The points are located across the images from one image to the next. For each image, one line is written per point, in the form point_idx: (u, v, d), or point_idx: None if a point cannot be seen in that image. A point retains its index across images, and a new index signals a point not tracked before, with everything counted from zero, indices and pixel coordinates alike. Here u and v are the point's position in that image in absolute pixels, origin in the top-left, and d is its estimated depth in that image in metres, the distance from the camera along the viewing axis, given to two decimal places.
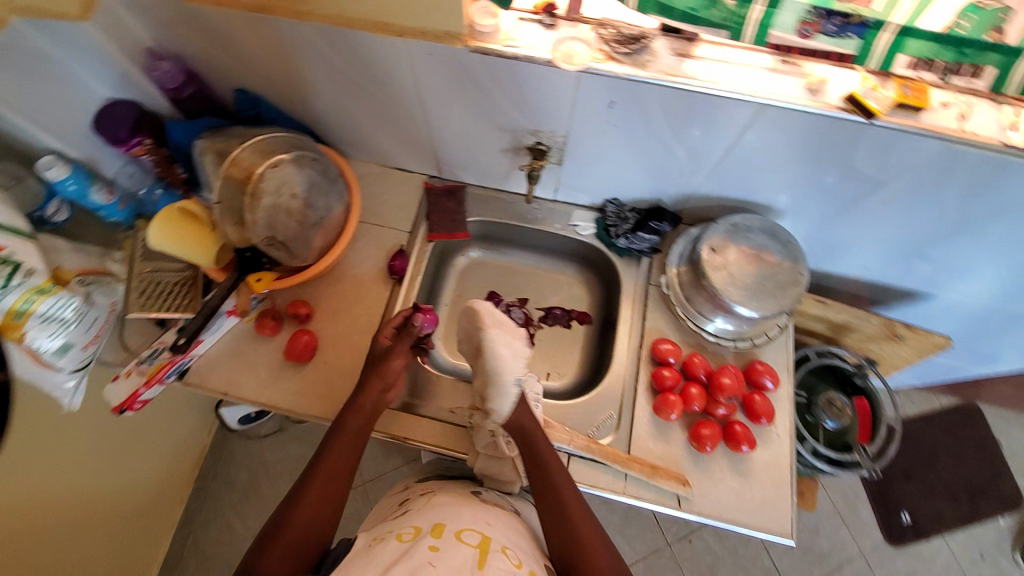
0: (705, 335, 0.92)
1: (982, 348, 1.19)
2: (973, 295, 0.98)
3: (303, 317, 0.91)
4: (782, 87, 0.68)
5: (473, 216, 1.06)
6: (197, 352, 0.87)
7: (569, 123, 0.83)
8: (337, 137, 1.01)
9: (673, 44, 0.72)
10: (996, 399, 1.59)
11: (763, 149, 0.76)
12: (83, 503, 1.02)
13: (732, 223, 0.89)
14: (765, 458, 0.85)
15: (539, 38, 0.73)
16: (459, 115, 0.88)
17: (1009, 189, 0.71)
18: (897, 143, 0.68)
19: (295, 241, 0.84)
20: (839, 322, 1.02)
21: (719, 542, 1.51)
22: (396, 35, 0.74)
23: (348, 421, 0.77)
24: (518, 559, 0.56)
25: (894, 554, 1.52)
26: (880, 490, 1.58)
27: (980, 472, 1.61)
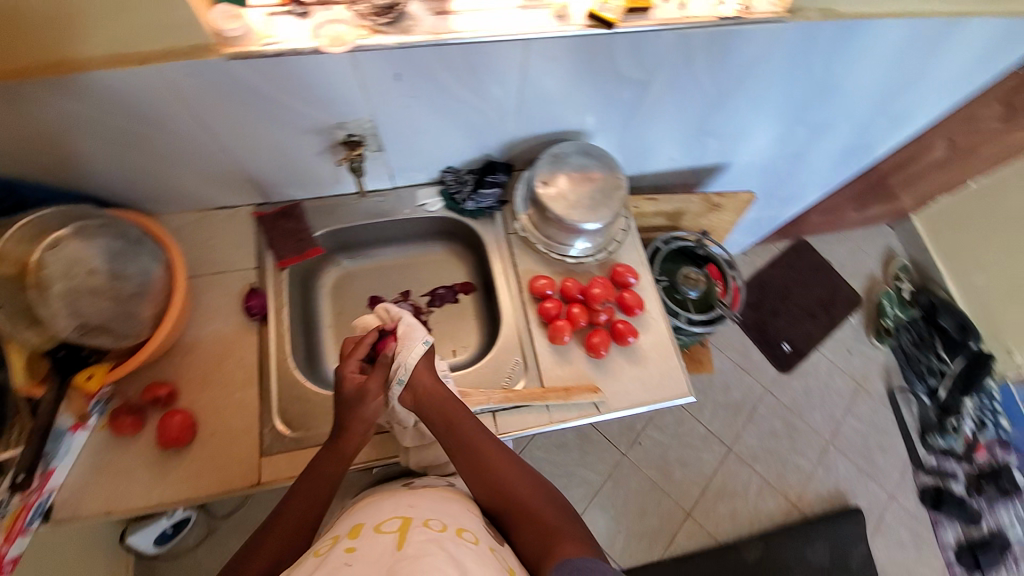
0: (569, 260, 1.01)
1: (784, 190, 1.45)
2: (756, 151, 1.18)
3: (165, 398, 0.82)
4: (533, 22, 0.75)
5: (321, 230, 1.02)
6: (53, 484, 0.75)
7: (369, 107, 0.82)
8: (132, 196, 0.90)
9: (429, 4, 0.74)
10: (814, 229, 1.94)
11: (545, 80, 0.83)
12: None
13: (552, 154, 0.96)
14: (650, 341, 0.97)
15: (298, 29, 0.70)
16: (254, 131, 0.82)
17: (739, 55, 0.86)
18: (645, 42, 0.79)
19: (117, 321, 0.75)
20: (672, 210, 1.18)
21: (662, 432, 1.69)
22: (137, 64, 0.67)
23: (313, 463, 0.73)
24: (443, 524, 0.58)
25: (789, 379, 1.82)
26: (763, 335, 1.88)
27: (823, 289, 1.98)
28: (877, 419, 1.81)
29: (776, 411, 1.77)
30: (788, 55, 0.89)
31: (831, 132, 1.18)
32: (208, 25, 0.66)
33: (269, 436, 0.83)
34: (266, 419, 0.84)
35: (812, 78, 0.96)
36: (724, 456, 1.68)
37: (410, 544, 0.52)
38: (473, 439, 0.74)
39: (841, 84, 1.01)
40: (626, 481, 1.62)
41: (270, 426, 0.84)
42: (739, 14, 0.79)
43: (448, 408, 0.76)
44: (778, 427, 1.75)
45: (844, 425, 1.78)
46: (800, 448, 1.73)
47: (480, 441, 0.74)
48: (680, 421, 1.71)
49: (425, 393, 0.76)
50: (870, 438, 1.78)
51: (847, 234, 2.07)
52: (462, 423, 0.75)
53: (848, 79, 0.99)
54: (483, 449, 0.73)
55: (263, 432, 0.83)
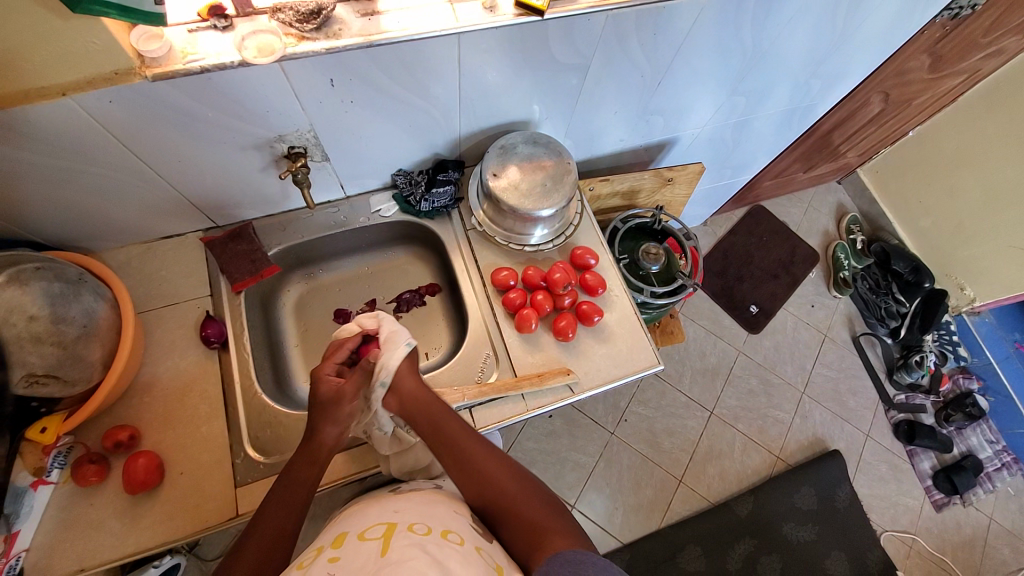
0: (529, 249, 1.02)
1: (735, 159, 1.50)
2: (701, 123, 1.21)
3: (128, 442, 0.79)
4: (465, 15, 0.74)
5: (274, 248, 0.99)
6: (19, 548, 0.71)
7: (307, 116, 0.80)
8: (66, 236, 0.86)
9: (355, 7, 0.72)
10: (768, 194, 2.01)
11: (483, 72, 0.83)
12: None
13: (500, 146, 0.97)
14: (617, 317, 0.98)
15: (222, 43, 0.67)
16: (191, 153, 0.79)
17: (671, 32, 0.87)
18: (577, 26, 0.79)
19: (64, 366, 0.71)
20: (626, 189, 1.20)
21: (646, 406, 1.73)
22: (61, 95, 0.63)
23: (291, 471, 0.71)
24: (427, 527, 0.58)
25: (760, 338, 1.89)
26: (731, 301, 1.94)
27: (782, 250, 2.05)
28: (847, 366, 1.89)
29: (751, 371, 1.83)
30: (716, 28, 0.91)
31: (771, 97, 1.22)
32: (127, 47, 0.63)
33: (241, 464, 0.81)
34: (236, 448, 0.82)
35: (745, 47, 0.99)
36: (708, 420, 1.73)
37: (393, 550, 0.51)
38: (462, 441, 0.74)
39: (774, 49, 1.04)
40: (617, 459, 1.65)
41: (241, 455, 0.82)
42: None
43: (437, 412, 0.76)
44: (754, 384, 1.81)
45: (816, 375, 1.86)
46: (778, 402, 1.80)
47: (468, 443, 0.74)
48: (662, 393, 1.75)
49: (413, 399, 0.77)
50: (841, 383, 1.87)
51: (799, 195, 2.15)
52: (451, 426, 0.75)
53: (779, 46, 1.03)
54: (472, 451, 0.73)
55: (235, 462, 0.81)
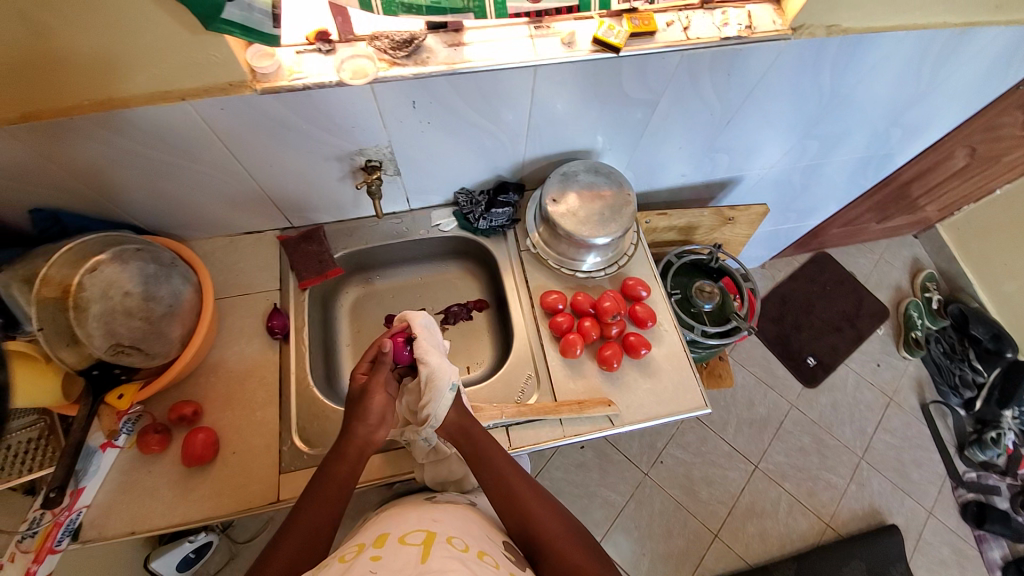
0: (580, 275, 1.03)
1: (802, 203, 1.45)
2: (769, 164, 1.19)
3: (191, 416, 0.85)
4: (543, 49, 0.78)
5: (340, 251, 1.06)
6: (83, 503, 0.78)
7: (387, 133, 0.86)
8: (167, 224, 0.96)
9: (444, 38, 0.78)
10: (834, 242, 1.92)
11: (554, 103, 0.87)
12: None
13: (561, 172, 0.99)
14: (664, 353, 0.96)
15: (324, 65, 0.75)
16: (281, 159, 0.87)
17: (745, 72, 0.88)
18: (651, 65, 0.81)
19: (147, 340, 0.78)
20: (684, 225, 1.20)
21: (684, 449, 1.65)
22: (179, 100, 0.72)
23: (334, 470, 0.71)
24: (465, 544, 0.59)
25: (815, 393, 1.77)
26: (786, 350, 1.84)
27: (846, 302, 1.94)
28: (912, 434, 1.73)
29: (802, 427, 1.71)
30: (794, 70, 0.90)
31: (846, 144, 1.18)
32: (244, 63, 0.71)
33: (287, 452, 0.85)
34: (285, 435, 0.87)
35: (822, 92, 0.97)
36: (751, 474, 1.63)
37: (433, 559, 0.53)
38: (506, 473, 0.74)
39: (854, 96, 1.01)
40: (649, 501, 1.58)
41: (288, 443, 0.86)
42: (741, 34, 0.81)
43: (483, 440, 0.77)
44: (806, 441, 1.69)
45: (876, 441, 1.71)
46: (831, 464, 1.67)
47: (512, 475, 0.74)
48: (702, 439, 1.67)
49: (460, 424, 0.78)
50: (906, 453, 1.71)
51: (869, 246, 2.04)
52: (496, 456, 0.76)
53: (860, 93, 1.00)
54: (516, 484, 0.73)
55: (282, 449, 0.85)
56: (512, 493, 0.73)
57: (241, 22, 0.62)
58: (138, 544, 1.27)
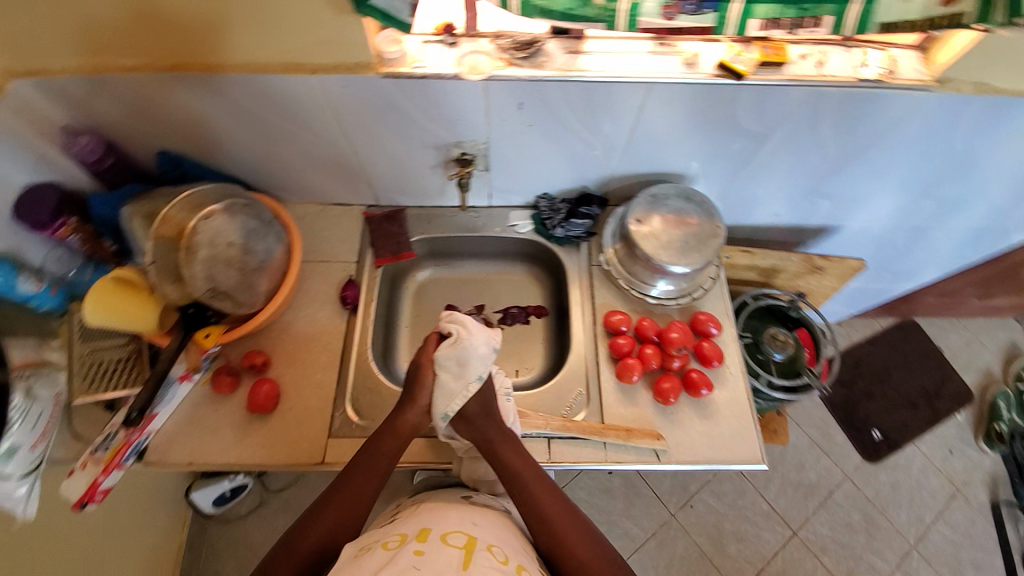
0: (649, 300, 1.00)
1: (899, 265, 1.33)
2: (873, 219, 1.10)
3: (260, 366, 0.90)
4: (663, 66, 0.77)
5: (416, 235, 1.09)
6: (154, 427, 0.84)
7: (487, 130, 0.88)
8: (269, 184, 1.02)
9: (564, 44, 0.79)
10: (925, 311, 1.76)
11: (660, 123, 0.85)
12: None
13: (651, 194, 0.96)
14: (725, 397, 0.91)
15: (445, 57, 0.77)
16: (383, 140, 0.90)
17: (873, 118, 0.82)
18: (772, 96, 0.78)
19: (239, 289, 0.84)
20: (767, 267, 1.13)
21: (718, 499, 1.57)
22: (309, 73, 0.77)
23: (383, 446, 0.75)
24: (505, 556, 0.58)
25: (873, 470, 1.62)
26: (848, 416, 1.71)
27: (927, 378, 1.77)
28: (979, 537, 1.55)
29: (852, 503, 1.57)
30: (926, 125, 0.83)
31: (966, 211, 1.07)
32: (373, 47, 0.75)
33: (339, 418, 0.88)
34: (338, 403, 0.90)
35: (953, 150, 0.89)
36: (787, 541, 1.52)
37: (475, 568, 0.53)
38: (536, 493, 0.72)
39: (986, 162, 0.92)
40: (671, 544, 1.51)
41: (341, 410, 0.89)
42: (881, 77, 0.76)
43: (510, 457, 0.75)
44: (854, 518, 1.55)
45: (936, 536, 1.55)
46: (880, 550, 1.52)
47: (542, 497, 0.72)
48: (740, 492, 1.57)
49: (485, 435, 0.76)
50: (966, 553, 1.53)
51: (964, 323, 1.85)
52: (525, 474, 0.74)
53: (996, 159, 0.91)
54: (545, 507, 0.71)
55: (334, 415, 0.89)
56: (541, 516, 0.71)
57: (381, 8, 0.65)
58: (184, 472, 1.36)
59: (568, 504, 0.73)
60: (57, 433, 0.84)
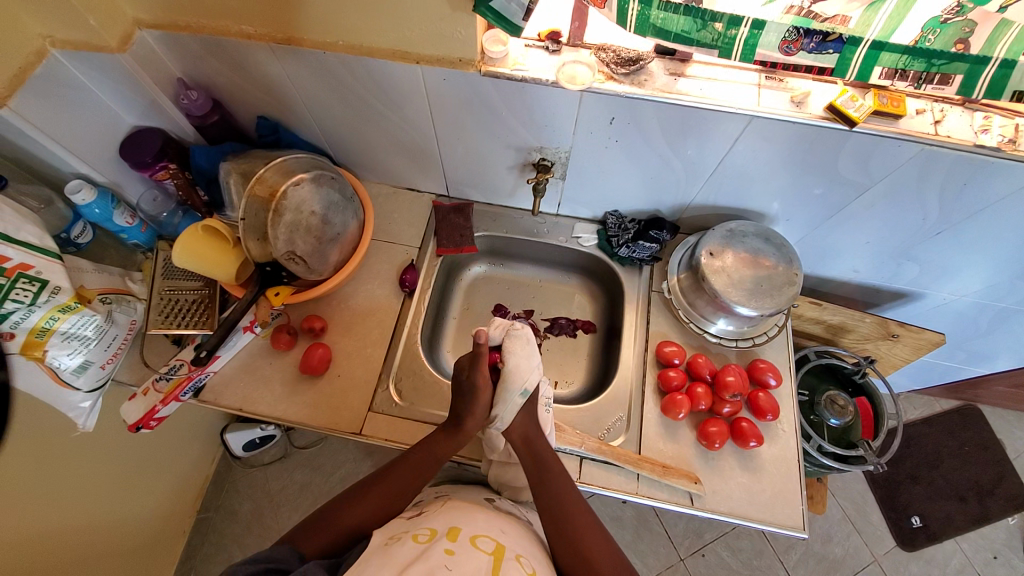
0: (707, 337, 0.97)
1: (978, 346, 1.24)
2: (960, 293, 1.03)
3: (318, 331, 0.94)
4: (767, 101, 0.74)
5: (481, 232, 1.10)
6: (214, 369, 0.89)
7: (572, 139, 0.88)
8: (352, 160, 1.07)
9: (667, 65, 0.78)
10: (994, 400, 1.62)
11: (751, 158, 0.82)
12: (86, 537, 0.99)
13: (728, 229, 0.94)
14: (772, 453, 0.87)
15: (546, 63, 0.78)
16: (468, 135, 0.92)
17: (984, 189, 0.77)
18: (879, 148, 0.74)
19: (313, 256, 0.88)
20: (833, 323, 1.08)
21: (732, 553, 1.50)
22: (413, 62, 0.79)
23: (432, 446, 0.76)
24: (532, 569, 0.58)
25: (909, 559, 1.51)
26: (889, 496, 1.59)
27: (985, 473, 1.63)
28: None
29: None
30: None
31: None
32: (479, 45, 0.76)
33: (381, 396, 0.90)
34: (383, 381, 0.92)
35: None
36: None
37: None
38: (571, 507, 0.71)
39: None
40: None
41: (384, 387, 0.91)
42: (1000, 146, 0.70)
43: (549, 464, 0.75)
44: None
45: None
46: None
47: (569, 497, 0.72)
48: (757, 552, 1.50)
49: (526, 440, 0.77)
50: None
51: None
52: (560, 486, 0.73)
53: None
54: (577, 524, 0.70)
55: (377, 390, 0.91)
56: (571, 533, 0.69)
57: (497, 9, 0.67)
58: (219, 416, 1.43)
59: (599, 528, 0.71)
60: (125, 356, 0.91)
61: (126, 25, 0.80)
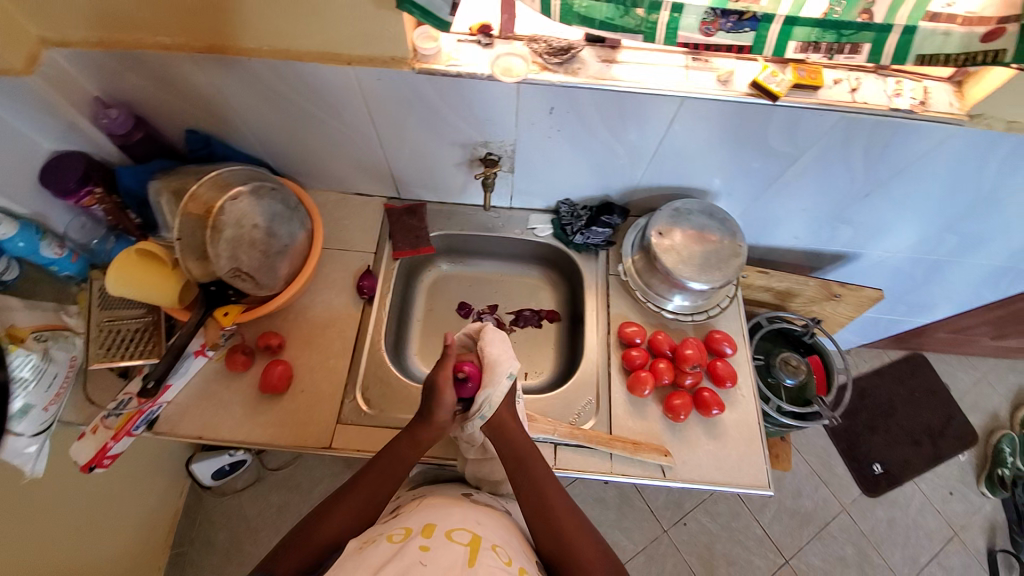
0: (665, 314, 1.00)
1: (914, 298, 1.32)
2: (892, 249, 1.10)
3: (276, 347, 0.91)
4: (695, 82, 0.77)
5: (436, 231, 1.10)
6: (166, 399, 0.85)
7: (515, 132, 0.88)
8: (295, 169, 1.04)
9: (599, 52, 0.79)
10: (935, 347, 1.74)
11: (688, 137, 0.85)
12: None
13: (674, 208, 0.97)
14: (735, 418, 0.91)
15: (480, 57, 0.78)
16: (410, 135, 0.91)
17: (901, 150, 0.82)
18: (803, 119, 0.78)
19: (260, 271, 0.85)
20: (782, 289, 1.14)
21: (713, 519, 1.55)
22: (346, 64, 0.78)
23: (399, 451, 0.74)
24: (509, 557, 0.59)
25: (872, 504, 1.60)
26: (850, 446, 1.69)
27: (933, 415, 1.76)
28: None
29: (849, 536, 1.55)
30: (955, 160, 0.83)
31: (987, 249, 1.06)
32: (410, 42, 0.75)
33: (348, 407, 0.89)
34: (348, 391, 0.90)
35: (978, 189, 0.89)
36: (779, 568, 1.50)
37: (480, 565, 0.53)
38: (548, 493, 0.73)
39: (1009, 201, 0.92)
40: (661, 561, 1.49)
41: (351, 397, 0.89)
42: (912, 108, 0.75)
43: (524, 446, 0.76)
44: (848, 552, 1.53)
45: None
46: None
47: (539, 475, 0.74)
48: (735, 514, 1.56)
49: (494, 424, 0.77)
50: None
51: (974, 362, 1.83)
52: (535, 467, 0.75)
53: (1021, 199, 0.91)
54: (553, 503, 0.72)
55: (344, 401, 0.89)
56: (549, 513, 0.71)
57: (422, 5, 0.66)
58: (183, 446, 1.37)
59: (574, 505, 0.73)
60: (69, 396, 0.86)
61: (31, 44, 0.75)
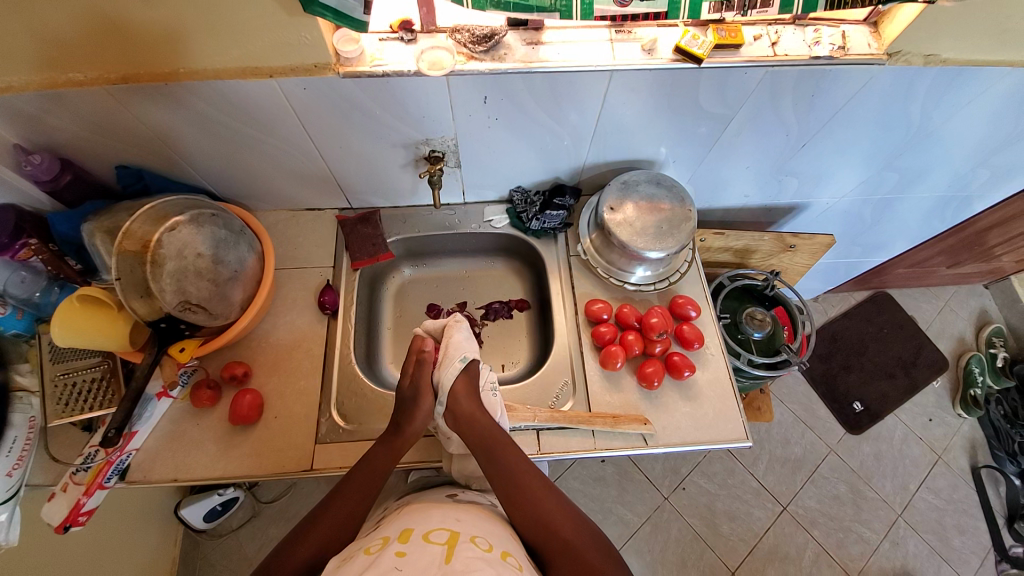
0: (629, 287, 1.01)
1: (869, 239, 1.37)
2: (839, 195, 1.14)
3: (241, 377, 0.89)
4: (621, 55, 0.77)
5: (393, 236, 1.08)
6: (135, 446, 0.83)
7: (454, 125, 0.88)
8: (239, 193, 1.01)
9: (523, 36, 0.79)
10: (896, 283, 1.81)
11: (623, 110, 0.86)
12: None
13: (622, 181, 0.98)
14: (706, 378, 0.94)
15: (405, 54, 0.77)
16: (348, 142, 0.90)
17: (830, 96, 0.84)
18: (730, 78, 0.79)
19: (211, 300, 0.84)
20: (740, 248, 1.17)
21: (710, 480, 1.59)
22: (267, 77, 0.75)
23: (369, 459, 0.76)
24: (489, 544, 0.60)
25: (858, 441, 1.66)
26: (829, 389, 1.75)
27: (904, 347, 1.82)
28: (959, 499, 1.60)
29: (840, 475, 1.61)
30: (884, 98, 0.85)
31: (927, 181, 1.10)
32: (330, 46, 0.74)
33: (325, 424, 0.88)
34: (323, 409, 0.89)
35: (908, 124, 0.92)
36: (778, 516, 1.54)
37: (457, 560, 0.54)
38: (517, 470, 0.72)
39: (940, 132, 0.95)
40: (666, 528, 1.52)
41: (326, 416, 0.88)
42: (833, 54, 0.77)
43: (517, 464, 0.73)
44: (841, 490, 1.59)
45: (919, 500, 1.59)
46: (866, 518, 1.55)
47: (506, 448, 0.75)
48: (730, 471, 1.60)
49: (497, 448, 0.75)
50: (949, 517, 1.57)
51: (935, 292, 1.91)
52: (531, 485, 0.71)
53: (951, 128, 0.94)
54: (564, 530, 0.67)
55: (320, 420, 0.88)
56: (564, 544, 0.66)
57: (333, 6, 0.64)
58: (169, 492, 1.33)
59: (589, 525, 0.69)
60: (34, 457, 0.82)
61: None
